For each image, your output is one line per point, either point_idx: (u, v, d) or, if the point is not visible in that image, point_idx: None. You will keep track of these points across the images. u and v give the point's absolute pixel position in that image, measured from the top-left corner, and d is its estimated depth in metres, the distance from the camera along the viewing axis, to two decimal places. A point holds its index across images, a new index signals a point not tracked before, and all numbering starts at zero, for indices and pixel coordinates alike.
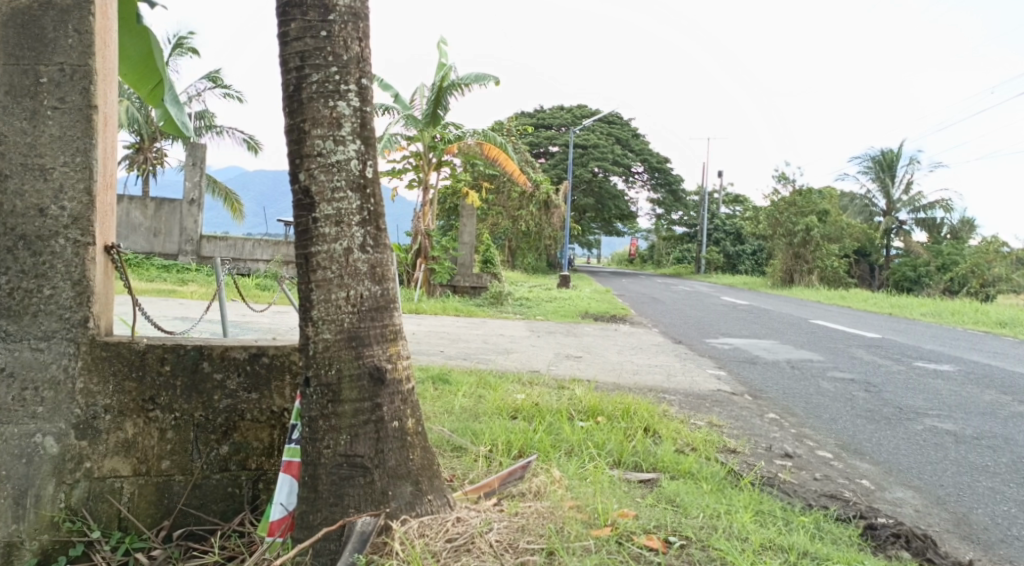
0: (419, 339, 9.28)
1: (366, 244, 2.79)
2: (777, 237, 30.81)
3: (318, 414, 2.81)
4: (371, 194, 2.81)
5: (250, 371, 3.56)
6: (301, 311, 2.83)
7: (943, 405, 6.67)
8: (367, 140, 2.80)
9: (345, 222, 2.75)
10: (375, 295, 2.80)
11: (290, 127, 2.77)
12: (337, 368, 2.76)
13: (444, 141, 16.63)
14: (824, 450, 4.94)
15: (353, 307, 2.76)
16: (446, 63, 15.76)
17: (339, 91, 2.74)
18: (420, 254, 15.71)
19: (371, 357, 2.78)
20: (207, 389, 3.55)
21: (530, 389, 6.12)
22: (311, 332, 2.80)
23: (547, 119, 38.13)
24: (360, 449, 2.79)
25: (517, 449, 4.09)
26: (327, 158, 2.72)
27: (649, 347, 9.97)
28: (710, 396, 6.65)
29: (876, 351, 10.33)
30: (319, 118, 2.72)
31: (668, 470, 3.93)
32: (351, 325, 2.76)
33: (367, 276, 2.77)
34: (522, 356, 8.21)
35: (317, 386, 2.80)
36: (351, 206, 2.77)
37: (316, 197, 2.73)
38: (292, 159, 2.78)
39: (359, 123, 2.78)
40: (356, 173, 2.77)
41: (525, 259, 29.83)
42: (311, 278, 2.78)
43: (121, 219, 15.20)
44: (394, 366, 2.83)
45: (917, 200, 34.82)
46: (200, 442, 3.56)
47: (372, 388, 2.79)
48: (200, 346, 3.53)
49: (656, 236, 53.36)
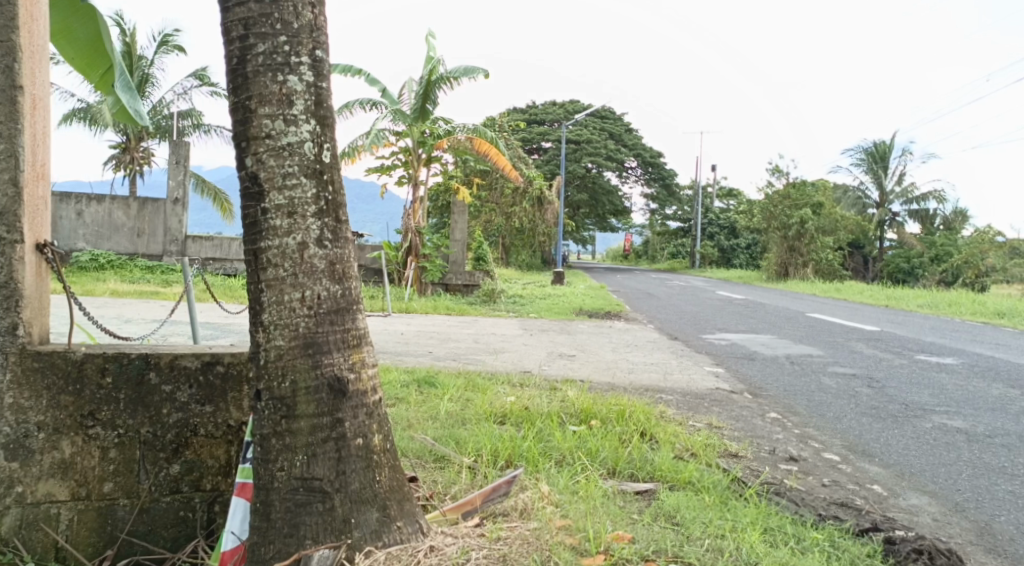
0: (407, 340, 8.95)
1: (324, 238, 2.51)
2: (771, 230, 30.57)
3: (271, 432, 2.54)
4: (329, 180, 2.53)
5: (203, 382, 3.27)
6: (251, 315, 2.55)
7: (950, 400, 6.33)
8: (324, 120, 2.52)
9: (299, 213, 2.46)
10: (335, 296, 2.52)
11: (235, 105, 2.48)
12: (292, 379, 2.49)
13: (434, 136, 16.28)
14: (831, 453, 4.56)
15: (307, 309, 2.48)
16: (434, 56, 15.44)
17: (289, 64, 2.45)
18: (411, 252, 15.37)
19: (330, 366, 2.50)
20: (154, 403, 3.25)
21: (520, 392, 5.81)
22: (262, 339, 2.53)
23: (540, 114, 37.83)
24: (318, 471, 2.52)
25: (505, 459, 3.79)
26: (276, 141, 2.44)
27: (644, 344, 9.67)
28: (709, 395, 6.34)
29: (876, 345, 10.03)
30: (265, 95, 2.44)
31: (667, 479, 3.64)
32: (307, 330, 2.49)
33: (325, 274, 2.49)
34: (514, 356, 7.91)
35: (269, 400, 2.53)
36: (306, 195, 2.48)
37: (264, 185, 2.45)
38: (238, 142, 2.50)
39: (314, 101, 2.50)
40: (311, 157, 2.49)
41: (519, 256, 29.57)
42: (261, 278, 2.51)
43: (103, 219, 14.89)
44: (358, 376, 2.56)
45: (909, 191, 34.60)
46: (147, 462, 3.26)
47: (332, 402, 2.52)
48: (146, 355, 3.24)
49: (651, 232, 53.15)
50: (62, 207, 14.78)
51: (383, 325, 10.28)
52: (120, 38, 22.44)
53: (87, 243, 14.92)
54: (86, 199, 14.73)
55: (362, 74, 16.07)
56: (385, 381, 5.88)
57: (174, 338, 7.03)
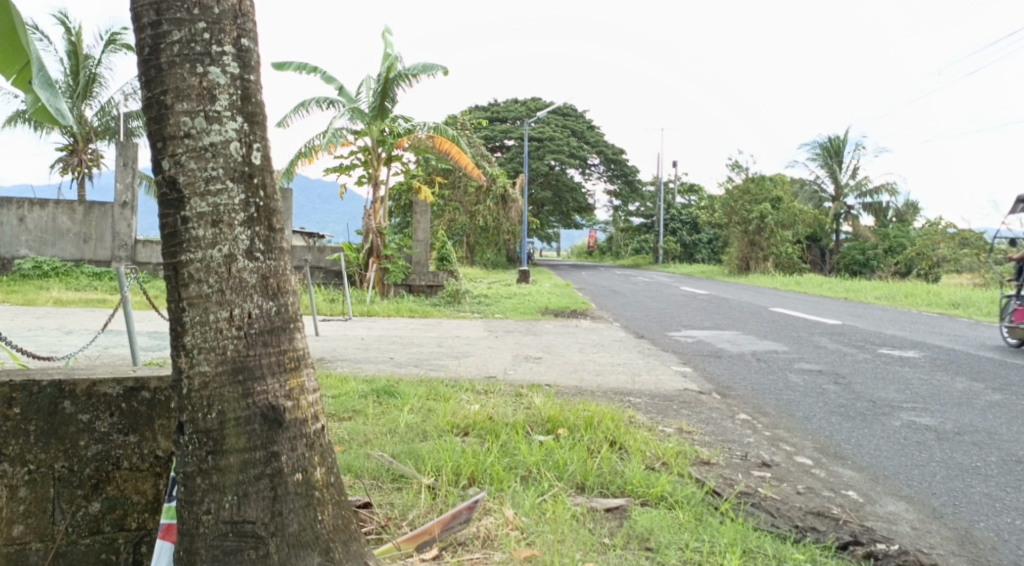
0: (366, 345, 8.67)
1: (255, 249, 2.28)
2: (732, 225, 30.76)
3: (195, 470, 2.31)
4: (259, 184, 2.30)
5: (126, 410, 3.00)
6: (173, 338, 2.32)
7: (917, 396, 6.24)
8: (252, 117, 2.30)
9: (225, 221, 2.24)
10: (268, 314, 2.30)
11: (149, 100, 2.25)
12: (219, 410, 2.26)
13: (393, 134, 15.97)
14: (803, 457, 4.33)
15: (236, 330, 2.25)
16: (391, 53, 15.13)
17: (210, 54, 2.22)
18: (372, 253, 15.05)
19: (262, 394, 2.28)
20: (71, 434, 2.97)
21: (483, 399, 5.59)
22: (185, 364, 2.29)
23: (501, 112, 37.61)
24: (250, 513, 2.29)
25: (467, 477, 3.54)
26: (196, 141, 2.21)
27: (610, 344, 9.50)
28: (677, 397, 6.17)
29: (841, 339, 9.98)
30: (184, 88, 2.20)
31: (638, 494, 3.43)
32: (236, 354, 2.26)
33: (257, 289, 2.27)
34: (477, 360, 7.67)
35: (193, 433, 2.29)
36: (233, 200, 2.25)
37: (185, 190, 2.22)
38: (154, 142, 2.26)
39: (240, 95, 2.27)
40: (239, 158, 2.27)
41: (483, 255, 29.31)
42: (183, 295, 2.27)
43: (48, 225, 14.36)
44: (295, 403, 2.34)
45: (863, 185, 35.05)
46: (63, 499, 2.97)
47: (266, 433, 2.29)
48: (60, 382, 2.96)
49: (614, 228, 53.28)
50: (4, 213, 14.26)
51: (342, 330, 9.99)
52: (66, 38, 21.74)
53: (32, 250, 14.36)
54: (30, 204, 14.24)
55: (318, 72, 15.71)
56: (342, 391, 5.60)
57: (117, 350, 6.68)
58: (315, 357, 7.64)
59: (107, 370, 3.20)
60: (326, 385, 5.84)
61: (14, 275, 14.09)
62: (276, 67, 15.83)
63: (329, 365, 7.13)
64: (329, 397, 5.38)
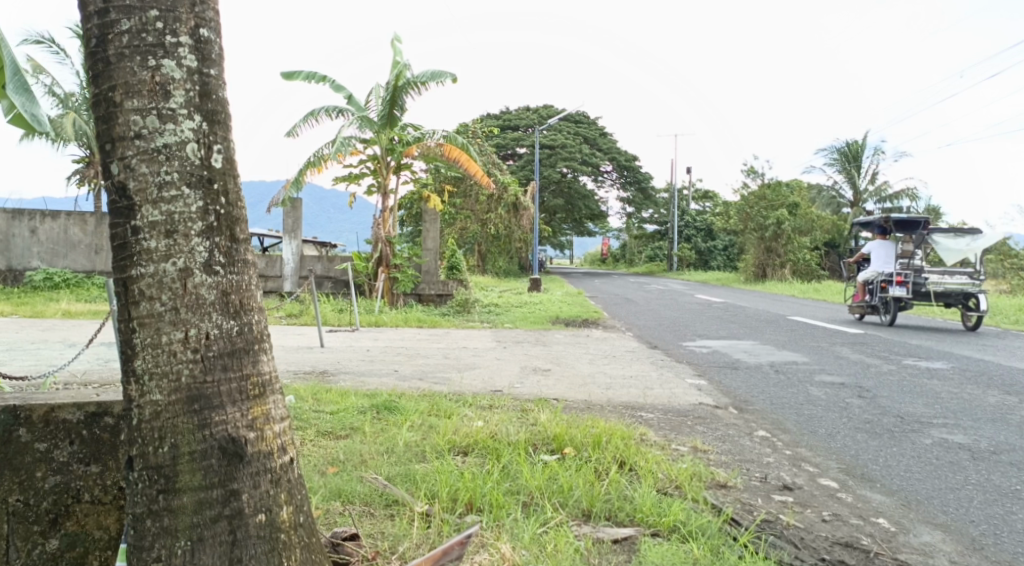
0: (373, 357, 8.45)
1: (214, 264, 2.23)
2: (748, 231, 30.43)
3: (146, 510, 2.25)
4: (219, 190, 2.25)
5: (86, 437, 2.84)
6: (125, 366, 2.27)
7: (946, 411, 6.02)
8: (211, 115, 2.25)
9: (180, 232, 2.19)
10: (228, 336, 2.25)
11: (97, 98, 2.21)
12: (173, 444, 2.20)
13: (402, 143, 15.80)
14: (828, 479, 4.22)
15: (191, 354, 2.20)
16: (400, 61, 14.99)
17: (163, 46, 2.18)
18: (381, 262, 14.84)
19: (221, 426, 2.22)
20: (26, 464, 2.81)
21: (488, 416, 5.37)
22: (137, 393, 2.25)
23: (513, 120, 37.39)
24: (205, 558, 2.21)
25: (466, 503, 3.32)
26: (148, 142, 2.17)
27: (623, 355, 9.26)
28: (691, 412, 5.93)
29: (862, 349, 9.70)
30: (137, 84, 2.16)
31: (648, 523, 3.20)
32: (191, 382, 2.21)
33: (216, 308, 2.23)
34: (484, 373, 7.45)
35: (144, 469, 2.24)
36: (190, 208, 2.21)
37: (136, 196, 2.17)
38: (103, 142, 2.22)
39: (197, 91, 2.23)
40: (196, 160, 2.22)
41: (495, 263, 29.04)
42: (135, 316, 2.22)
43: (59, 236, 14.26)
44: (258, 435, 2.29)
45: (883, 190, 34.59)
46: (18, 536, 2.80)
47: (224, 469, 2.23)
48: (15, 408, 2.80)
49: (627, 236, 52.95)
50: (15, 226, 14.15)
51: (348, 342, 9.79)
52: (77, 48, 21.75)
53: (43, 262, 14.25)
54: (41, 216, 14.12)
55: (327, 81, 15.59)
56: (343, 407, 5.39)
57: (115, 365, 6.51)
58: (319, 370, 7.44)
59: (68, 392, 3.04)
60: (326, 399, 5.63)
61: (24, 287, 13.97)
62: (284, 75, 15.72)
63: (332, 379, 6.92)
64: (326, 413, 5.14)
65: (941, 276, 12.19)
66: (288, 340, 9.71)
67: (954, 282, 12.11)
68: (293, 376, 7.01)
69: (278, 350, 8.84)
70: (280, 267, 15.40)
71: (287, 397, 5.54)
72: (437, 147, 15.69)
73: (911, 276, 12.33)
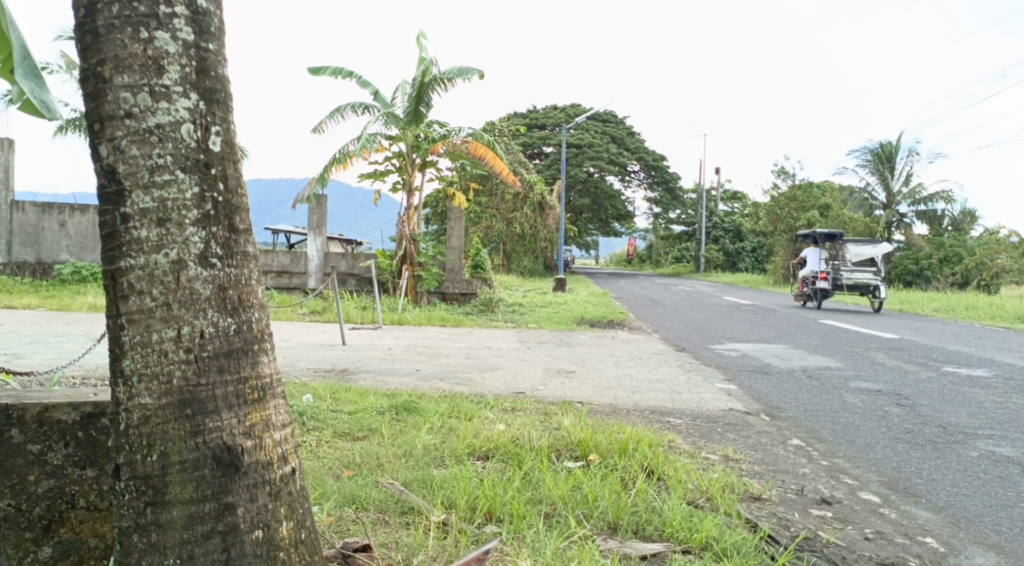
0: (394, 356, 8.33)
1: (211, 255, 2.12)
2: (777, 233, 30.02)
3: (132, 525, 2.13)
4: (217, 175, 2.14)
5: (82, 440, 2.73)
6: (112, 366, 2.15)
7: (992, 422, 5.78)
8: (209, 93, 2.14)
9: (173, 220, 2.07)
10: (224, 336, 2.13)
11: (86, 74, 2.10)
12: (163, 453, 2.09)
13: (428, 140, 15.65)
14: (869, 493, 4.05)
15: (184, 354, 2.08)
16: (426, 57, 14.87)
17: (157, 16, 2.08)
18: (406, 260, 14.75)
19: (215, 433, 2.11)
20: (18, 467, 2.70)
21: (510, 419, 5.21)
22: (125, 397, 2.13)
23: (540, 119, 37.18)
24: None
25: (487, 513, 3.15)
26: (138, 121, 2.06)
27: (650, 357, 9.05)
28: (721, 418, 5.72)
29: (897, 355, 9.41)
30: (127, 57, 2.05)
31: (678, 538, 3.01)
32: (183, 386, 2.09)
33: (213, 305, 2.11)
34: (507, 374, 7.29)
35: (131, 479, 2.12)
36: (185, 194, 2.10)
37: (125, 181, 2.07)
38: (91, 122, 2.11)
39: (195, 67, 2.12)
40: (192, 143, 2.11)
41: (520, 262, 28.84)
42: (123, 312, 2.11)
43: (90, 230, 14.40)
44: (256, 444, 2.17)
45: (918, 192, 33.93)
46: (8, 544, 2.69)
47: (218, 480, 2.11)
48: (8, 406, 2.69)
49: (654, 236, 52.55)
50: (46, 219, 14.15)
51: (371, 340, 9.68)
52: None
53: (72, 255, 14.36)
54: (72, 209, 14.19)
55: (353, 77, 15.52)
56: (362, 407, 5.24)
57: None
58: (339, 368, 7.32)
59: (64, 390, 2.93)
60: (346, 399, 5.49)
61: (53, 280, 14.02)
62: (311, 71, 15.67)
63: (352, 378, 6.79)
64: (344, 414, 4.99)
65: (851, 272, 17.12)
66: (310, 337, 9.62)
67: (862, 276, 16.94)
68: (313, 375, 6.89)
69: (300, 347, 8.75)
70: (304, 263, 15.36)
71: (305, 396, 5.40)
72: (464, 145, 15.56)
73: (831, 273, 16.97)
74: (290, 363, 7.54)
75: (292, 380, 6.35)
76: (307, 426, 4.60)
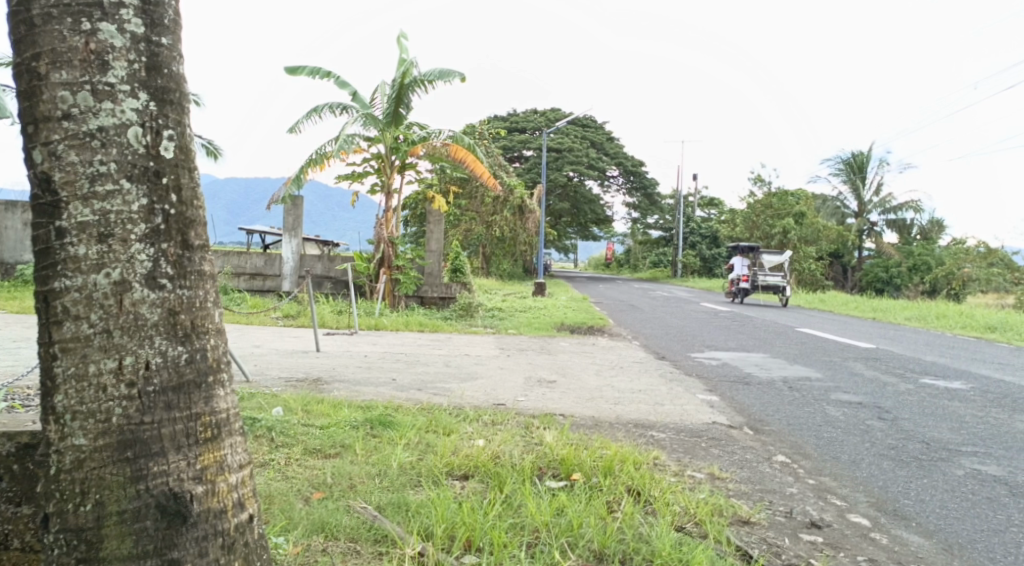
0: (370, 363, 8.11)
1: (158, 274, 2.24)
2: (754, 240, 30.14)
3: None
4: (168, 185, 2.27)
5: (25, 472, 2.85)
6: (46, 404, 2.28)
7: (976, 438, 5.67)
8: (158, 92, 2.27)
9: (119, 237, 2.19)
10: (168, 368, 2.26)
11: (25, 68, 2.21)
12: (98, 498, 2.22)
13: (408, 142, 15.44)
14: (858, 515, 3.89)
15: (124, 390, 2.21)
16: (406, 58, 14.67)
17: (102, 9, 2.20)
18: (383, 263, 14.54)
19: (158, 477, 2.23)
20: None
21: (487, 434, 5.03)
22: (58, 437, 2.26)
23: (520, 122, 37.02)
24: None
25: (466, 543, 3.00)
26: (80, 125, 2.18)
27: (629, 366, 8.90)
28: (705, 432, 5.57)
29: (876, 366, 9.34)
30: (70, 51, 2.17)
31: None
32: (121, 426, 2.22)
33: (160, 333, 2.24)
34: (485, 384, 7.11)
35: (63, 529, 2.26)
36: (132, 205, 2.22)
37: (65, 190, 2.18)
38: (31, 122, 2.23)
39: (145, 63, 2.24)
40: (142, 148, 2.24)
41: (500, 266, 28.65)
42: (59, 342, 2.23)
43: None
44: (204, 478, 2.30)
45: (888, 202, 34.22)
46: None
47: (163, 519, 2.23)
48: None
49: (632, 241, 52.64)
50: (10, 217, 13.78)
51: (346, 346, 9.44)
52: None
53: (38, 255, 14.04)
54: None
55: (331, 77, 15.28)
56: (335, 421, 5.04)
57: None
58: (313, 377, 7.09)
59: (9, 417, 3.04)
60: (318, 412, 5.28)
61: (18, 281, 13.64)
62: (289, 70, 15.41)
63: (326, 388, 6.56)
64: (316, 429, 4.79)
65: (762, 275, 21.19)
66: (284, 344, 9.37)
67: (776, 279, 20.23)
68: (286, 384, 6.66)
69: (273, 354, 8.50)
70: (279, 265, 15.09)
71: (275, 409, 5.18)
72: (444, 147, 15.35)
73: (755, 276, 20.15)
74: (262, 371, 7.29)
75: (263, 390, 6.10)
76: (276, 443, 4.40)
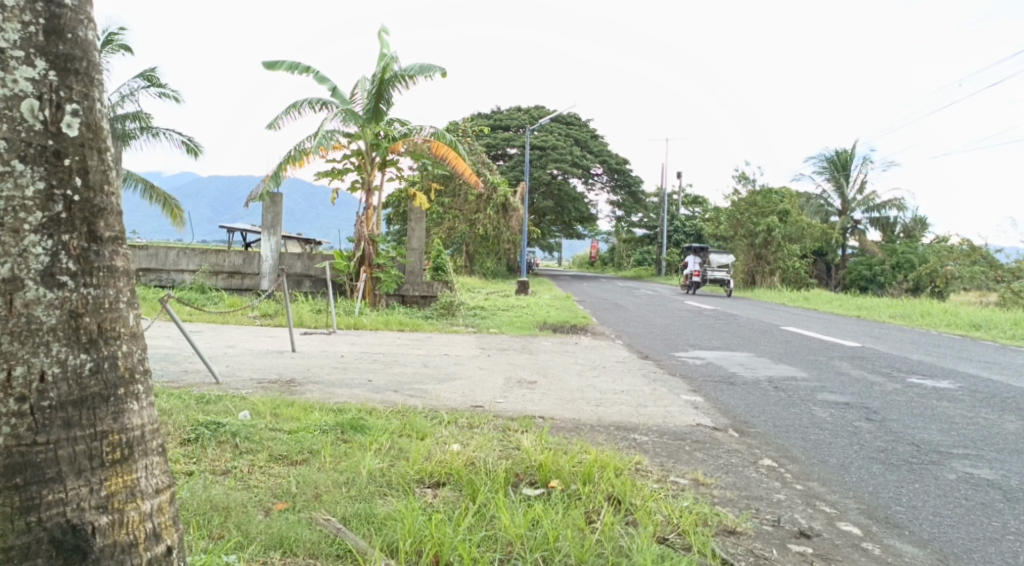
0: (346, 364, 7.90)
1: (58, 273, 2.17)
2: (738, 238, 30.12)
3: None
4: (70, 166, 2.20)
5: None
6: None
7: (965, 440, 5.55)
8: (58, 63, 2.20)
9: (15, 227, 2.12)
10: (68, 379, 2.18)
11: None
12: None
13: (388, 139, 15.13)
14: (849, 524, 3.77)
15: (16, 403, 2.11)
16: (387, 53, 14.44)
17: None
18: (364, 261, 14.28)
19: (54, 500, 2.14)
20: None
21: (463, 438, 4.83)
22: None
23: (504, 120, 36.78)
24: None
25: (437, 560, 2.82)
26: None
27: (612, 366, 8.74)
28: (689, 435, 5.40)
29: (861, 365, 9.22)
30: None
31: None
32: (12, 445, 2.11)
33: (59, 341, 2.17)
34: (465, 385, 6.93)
35: None
36: (28, 191, 2.14)
37: None
38: None
39: (43, 30, 2.18)
40: (40, 125, 2.16)
41: (483, 264, 28.31)
42: None
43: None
44: (112, 498, 2.22)
45: (872, 200, 34.31)
46: None
47: (60, 541, 2.14)
48: None
49: (616, 239, 52.61)
50: None
51: (323, 346, 9.23)
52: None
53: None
54: None
55: (310, 72, 15.01)
56: (305, 426, 4.82)
57: None
58: (287, 378, 6.87)
59: None
60: (286, 416, 5.06)
61: None
62: (267, 65, 15.12)
63: (298, 389, 6.35)
64: (283, 435, 4.55)
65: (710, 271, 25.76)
66: (259, 343, 9.15)
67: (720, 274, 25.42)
68: (257, 386, 6.44)
69: (247, 354, 8.28)
70: (258, 264, 14.81)
71: (241, 413, 4.95)
72: (425, 144, 15.09)
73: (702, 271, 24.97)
74: (233, 371, 7.08)
75: (232, 392, 5.87)
76: (240, 449, 4.16)
